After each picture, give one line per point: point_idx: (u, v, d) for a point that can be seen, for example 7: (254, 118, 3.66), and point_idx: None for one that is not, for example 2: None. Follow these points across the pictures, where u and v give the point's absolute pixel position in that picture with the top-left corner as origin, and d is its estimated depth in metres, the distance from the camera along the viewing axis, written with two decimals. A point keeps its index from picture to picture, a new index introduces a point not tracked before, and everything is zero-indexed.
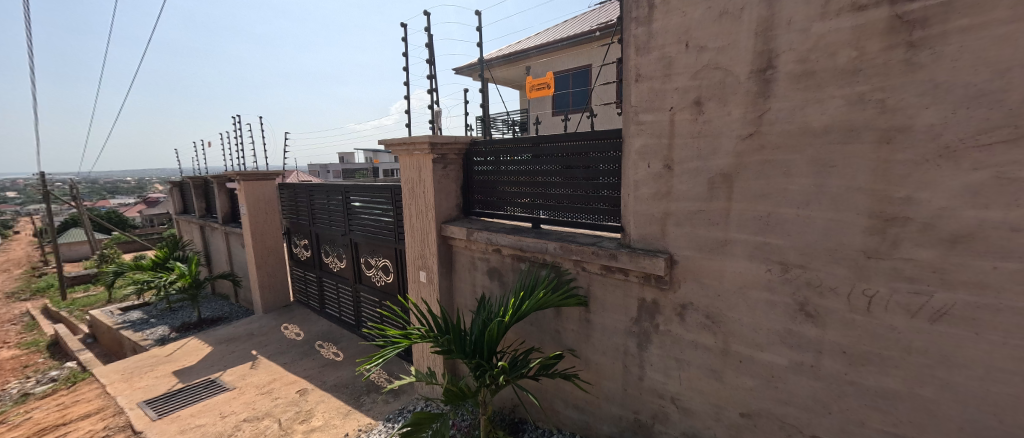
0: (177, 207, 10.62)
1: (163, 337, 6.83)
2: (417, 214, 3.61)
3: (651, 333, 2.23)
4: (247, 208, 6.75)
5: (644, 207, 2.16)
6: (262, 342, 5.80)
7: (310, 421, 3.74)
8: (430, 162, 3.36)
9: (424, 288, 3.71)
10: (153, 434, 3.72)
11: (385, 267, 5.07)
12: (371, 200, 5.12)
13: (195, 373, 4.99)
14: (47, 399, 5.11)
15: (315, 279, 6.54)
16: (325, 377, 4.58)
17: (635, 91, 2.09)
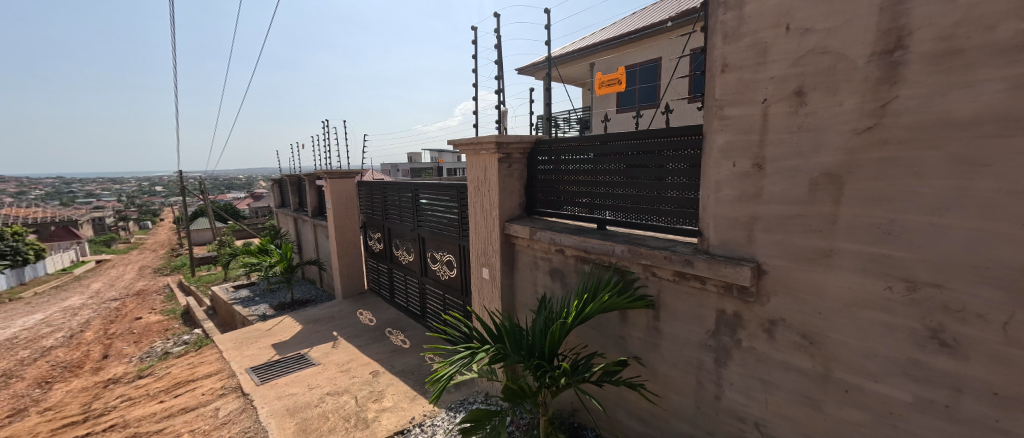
0: (276, 201, 12.06)
1: (264, 313, 7.80)
2: (482, 212, 3.69)
3: (732, 349, 2.05)
4: (332, 203, 7.45)
5: (725, 211, 1.99)
6: (342, 325, 6.36)
7: (382, 402, 4.01)
8: (495, 161, 3.41)
9: (486, 285, 3.79)
10: (257, 397, 4.25)
11: (449, 262, 5.27)
12: (438, 197, 5.35)
13: (289, 347, 5.62)
14: (179, 359, 6.11)
15: (386, 270, 7.00)
16: (395, 362, 4.90)
17: (721, 82, 1.92)
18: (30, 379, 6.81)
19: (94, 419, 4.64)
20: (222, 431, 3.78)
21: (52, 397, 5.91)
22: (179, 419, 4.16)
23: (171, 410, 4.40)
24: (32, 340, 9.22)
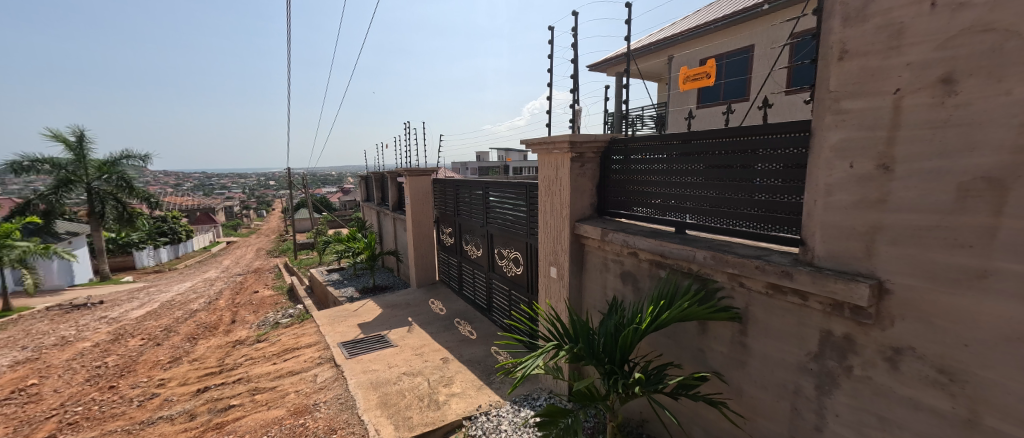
0: (363, 195, 13.24)
1: (351, 296, 8.64)
2: (552, 211, 3.69)
3: (839, 376, 1.80)
4: (410, 198, 7.97)
5: (835, 218, 1.76)
6: (416, 311, 6.80)
7: (452, 387, 4.21)
8: (568, 161, 3.37)
9: (554, 284, 3.78)
10: (347, 368, 4.72)
11: (516, 259, 5.34)
12: (508, 196, 5.44)
13: (372, 327, 6.16)
14: (285, 329, 7.04)
15: (456, 263, 7.31)
16: (463, 351, 5.11)
17: (837, 72, 1.69)
18: (181, 333, 8.34)
19: (223, 372, 5.53)
20: (318, 396, 4.27)
21: (195, 349, 7.17)
22: (286, 380, 4.79)
23: (280, 372, 5.07)
24: (182, 303, 11.28)
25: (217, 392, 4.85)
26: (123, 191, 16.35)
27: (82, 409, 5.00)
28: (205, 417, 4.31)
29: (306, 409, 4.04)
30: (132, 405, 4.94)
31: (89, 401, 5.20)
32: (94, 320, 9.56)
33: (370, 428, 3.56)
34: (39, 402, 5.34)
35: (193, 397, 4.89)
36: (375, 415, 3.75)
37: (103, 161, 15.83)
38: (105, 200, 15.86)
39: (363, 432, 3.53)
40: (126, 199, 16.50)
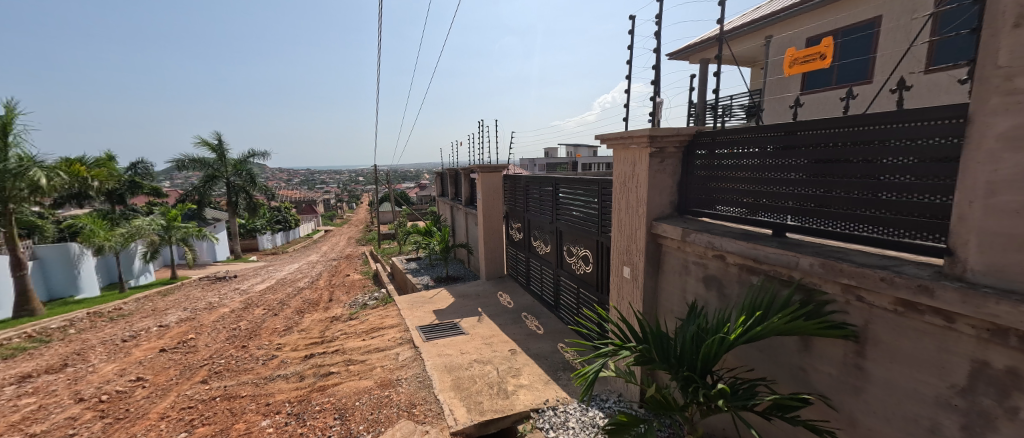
0: (438, 190, 13.95)
1: (427, 284, 9.18)
2: (626, 209, 3.54)
3: (995, 417, 1.48)
4: (482, 194, 8.19)
5: (998, 225, 1.45)
6: (485, 303, 7.01)
7: (520, 378, 4.27)
8: (647, 156, 3.19)
9: (627, 285, 3.62)
10: (424, 351, 5.04)
11: (586, 257, 5.22)
12: (578, 193, 5.34)
13: (447, 314, 6.49)
14: (373, 310, 7.71)
15: (524, 259, 7.38)
16: (530, 345, 5.15)
17: (1008, 45, 1.38)
18: (292, 306, 9.55)
19: (324, 343, 6.22)
20: (400, 373, 4.61)
21: (302, 320, 8.15)
22: (374, 355, 5.25)
23: (368, 347, 5.56)
24: (291, 281, 12.93)
25: (320, 359, 5.46)
26: (251, 186, 19.18)
27: (224, 361, 5.96)
28: (311, 379, 4.87)
29: (390, 383, 4.39)
30: (259, 361, 5.77)
31: (230, 355, 6.19)
32: (229, 291, 11.37)
33: (445, 408, 3.77)
34: (194, 352, 6.47)
35: (302, 361, 5.57)
36: (450, 396, 3.96)
37: (237, 160, 18.64)
38: (239, 193, 18.75)
39: (439, 411, 3.74)
40: (253, 192, 19.37)
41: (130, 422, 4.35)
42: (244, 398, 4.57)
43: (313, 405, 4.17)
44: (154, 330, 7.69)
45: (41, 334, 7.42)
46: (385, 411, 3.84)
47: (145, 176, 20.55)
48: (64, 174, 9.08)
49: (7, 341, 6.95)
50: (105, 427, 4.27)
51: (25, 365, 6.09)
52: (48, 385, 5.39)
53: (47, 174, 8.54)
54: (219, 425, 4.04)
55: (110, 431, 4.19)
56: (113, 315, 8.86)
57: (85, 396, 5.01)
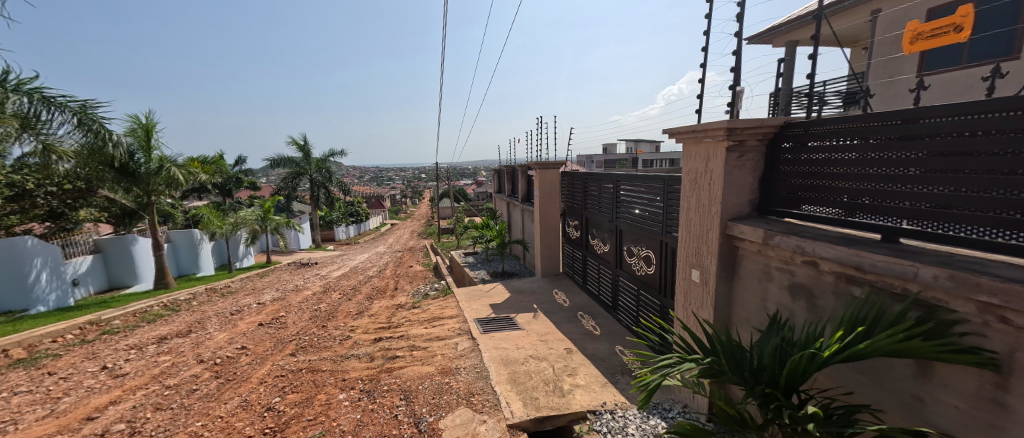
0: (496, 187, 14.13)
1: (484, 278, 9.36)
2: (697, 208, 3.28)
3: None
4: (539, 190, 8.14)
5: None
6: (541, 299, 6.97)
7: (576, 378, 4.18)
8: (723, 151, 2.93)
9: (694, 290, 3.37)
10: (481, 343, 5.14)
11: (648, 258, 4.96)
12: (641, 190, 5.09)
13: (504, 309, 6.56)
14: (434, 300, 8.03)
15: (581, 257, 7.21)
16: (587, 345, 5.02)
17: None
18: (363, 292, 10.26)
19: (391, 328, 6.58)
20: (460, 362, 4.73)
21: (372, 306, 8.72)
22: (435, 343, 5.45)
23: (430, 335, 5.79)
24: (362, 269, 13.89)
25: (388, 343, 5.78)
26: (329, 181, 20.93)
27: (307, 338, 6.54)
28: (380, 360, 5.16)
29: (450, 371, 4.52)
30: (336, 341, 6.25)
31: (313, 333, 6.78)
32: (311, 276, 12.50)
33: (502, 400, 3.80)
34: (283, 328, 7.19)
35: (372, 343, 5.94)
36: (506, 389, 3.99)
37: (318, 158, 20.42)
38: (320, 188, 20.55)
39: (496, 402, 3.78)
40: (331, 188, 21.12)
41: (237, 384, 4.94)
42: (325, 372, 4.98)
43: (381, 384, 4.41)
44: (254, 306, 8.68)
45: (172, 304, 8.69)
46: (446, 397, 3.96)
47: (246, 172, 23.27)
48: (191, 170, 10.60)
49: (148, 308, 8.25)
50: (219, 386, 4.88)
51: (161, 329, 7.18)
52: (178, 347, 6.29)
53: (179, 171, 10.06)
54: (305, 394, 4.44)
55: (222, 390, 4.78)
56: (224, 291, 10.20)
57: (204, 358, 5.78)
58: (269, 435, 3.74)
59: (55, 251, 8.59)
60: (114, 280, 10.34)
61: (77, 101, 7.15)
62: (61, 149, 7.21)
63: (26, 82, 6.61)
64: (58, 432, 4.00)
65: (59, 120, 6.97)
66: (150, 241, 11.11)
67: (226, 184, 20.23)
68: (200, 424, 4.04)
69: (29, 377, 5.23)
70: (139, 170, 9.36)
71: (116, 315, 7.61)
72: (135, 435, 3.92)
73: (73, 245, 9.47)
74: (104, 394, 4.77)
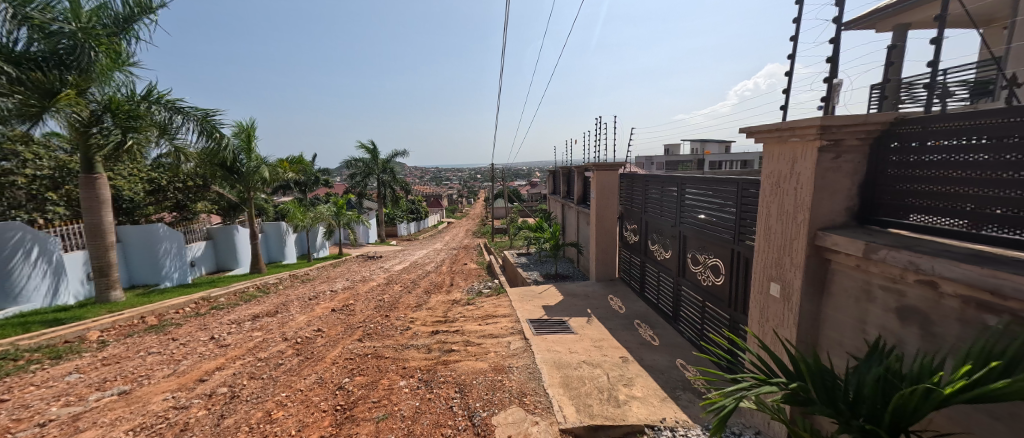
0: (551, 188, 14.00)
1: (537, 279, 9.31)
2: (779, 215, 2.96)
3: None
4: (595, 193, 7.91)
5: None
6: (595, 304, 6.77)
7: (632, 389, 3.97)
8: (814, 151, 2.61)
9: (774, 305, 3.04)
10: (534, 344, 5.10)
11: (715, 267, 4.61)
12: (709, 194, 4.74)
13: (558, 311, 6.46)
14: (489, 298, 8.13)
15: (639, 263, 6.90)
16: (644, 355, 4.77)
17: None
18: (422, 286, 10.68)
19: (447, 322, 6.77)
20: (512, 361, 4.72)
21: (429, 299, 9.06)
22: (489, 340, 5.51)
23: (485, 332, 5.85)
24: (422, 264, 14.49)
25: (445, 336, 5.94)
26: (394, 181, 22.17)
27: (372, 325, 6.94)
28: (437, 352, 5.32)
29: (503, 369, 4.53)
30: (398, 330, 6.55)
31: (377, 322, 7.18)
32: (376, 268, 13.31)
33: (554, 403, 3.72)
34: (352, 315, 7.70)
35: (430, 335, 6.15)
36: (558, 393, 3.91)
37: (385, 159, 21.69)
38: (386, 187, 21.80)
39: (549, 405, 3.71)
40: (396, 187, 22.40)
41: (314, 362, 5.35)
42: (388, 359, 5.23)
43: (438, 376, 4.54)
44: (328, 293, 9.41)
45: (262, 287, 9.70)
46: (499, 394, 3.96)
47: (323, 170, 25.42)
48: (280, 170, 11.72)
49: (244, 288, 9.29)
50: (300, 362, 5.33)
51: (255, 308, 8.03)
52: (267, 325, 6.98)
53: (270, 170, 11.15)
54: (371, 378, 4.69)
55: (302, 366, 5.21)
56: (302, 278, 11.18)
57: (288, 337, 6.36)
58: (340, 411, 3.99)
59: (179, 238, 9.97)
60: (220, 263, 11.80)
61: (200, 109, 8.17)
62: (188, 151, 8.22)
63: (164, 95, 7.70)
64: (179, 389, 4.61)
65: (186, 126, 8.04)
66: (248, 230, 12.39)
67: (307, 182, 22.24)
68: (285, 395, 4.42)
69: (158, 340, 6.11)
70: (242, 169, 10.64)
71: (221, 293, 8.65)
72: (235, 398, 4.39)
73: (192, 232, 10.96)
74: (211, 360, 5.41)
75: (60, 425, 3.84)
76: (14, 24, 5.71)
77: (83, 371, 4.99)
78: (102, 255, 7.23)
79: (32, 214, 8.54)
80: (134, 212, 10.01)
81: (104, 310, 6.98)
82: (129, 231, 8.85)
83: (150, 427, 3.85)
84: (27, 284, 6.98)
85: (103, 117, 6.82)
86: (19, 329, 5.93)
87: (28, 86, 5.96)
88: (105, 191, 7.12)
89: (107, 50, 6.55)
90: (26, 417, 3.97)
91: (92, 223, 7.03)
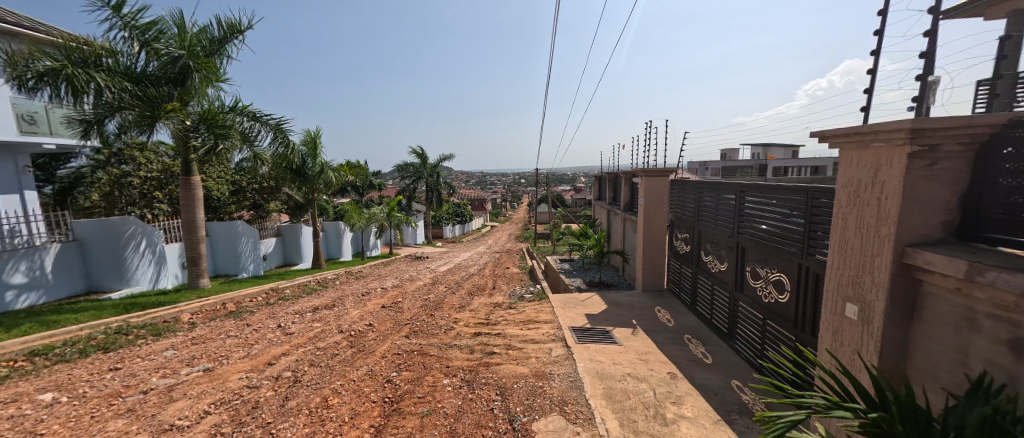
0: (596, 194, 13.70)
1: (580, 286, 9.13)
2: (859, 228, 2.65)
3: None
4: (643, 200, 7.62)
5: None
6: (641, 315, 6.49)
7: (681, 408, 3.74)
8: (901, 157, 2.32)
9: (849, 328, 2.73)
10: (576, 352, 4.98)
11: (779, 283, 4.24)
12: (772, 203, 4.38)
13: (601, 320, 6.27)
14: (531, 303, 8.07)
15: (690, 275, 6.54)
16: (694, 373, 4.48)
17: None
18: (465, 287, 10.85)
19: (490, 325, 6.79)
20: (553, 368, 4.63)
21: (472, 301, 9.17)
22: (530, 345, 5.45)
23: (526, 337, 5.80)
24: (465, 266, 14.75)
25: (487, 339, 5.96)
26: (441, 185, 22.84)
27: (418, 323, 7.13)
28: (480, 354, 5.34)
29: (544, 375, 4.45)
30: (442, 330, 6.68)
31: (423, 320, 7.38)
32: (422, 268, 13.74)
33: (596, 415, 3.59)
34: (400, 312, 7.98)
35: (472, 336, 6.20)
36: (601, 404, 3.77)
37: (433, 164, 22.42)
38: (433, 190, 22.51)
39: (591, 416, 3.58)
40: (443, 190, 23.04)
41: (365, 355, 5.59)
42: (432, 357, 5.34)
43: (480, 377, 4.55)
44: (378, 291, 9.82)
45: (322, 281, 10.35)
46: (540, 400, 3.89)
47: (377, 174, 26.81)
48: (340, 173, 12.49)
49: (306, 282, 9.96)
50: (353, 354, 5.59)
51: (314, 300, 8.57)
52: (325, 317, 7.41)
53: (332, 173, 11.91)
54: (416, 373, 4.81)
55: (355, 358, 5.46)
56: (356, 275, 11.79)
57: (343, 330, 6.69)
58: (388, 403, 4.12)
59: (257, 234, 10.83)
60: (287, 258, 12.77)
61: (274, 118, 8.92)
62: (264, 156, 9.01)
63: (246, 106, 8.50)
64: (252, 369, 5.01)
65: (263, 134, 8.81)
66: (311, 228, 13.32)
67: (362, 185, 23.55)
68: (339, 383, 4.65)
69: (235, 325, 6.70)
70: (308, 172, 11.45)
71: (287, 286, 9.35)
72: (297, 382, 4.68)
73: (265, 229, 11.98)
74: (278, 346, 5.83)
75: (158, 394, 4.30)
76: (138, 49, 6.88)
77: (177, 348, 5.59)
78: (194, 248, 8.07)
79: (143, 210, 9.77)
80: (219, 210, 11.18)
81: (195, 296, 7.80)
82: (215, 226, 9.96)
83: (228, 402, 4.20)
84: (136, 270, 7.95)
85: (199, 127, 7.67)
86: (128, 309, 6.78)
87: (144, 100, 6.82)
88: (198, 191, 7.93)
89: (207, 67, 7.30)
90: (132, 384, 4.51)
91: (187, 219, 7.88)
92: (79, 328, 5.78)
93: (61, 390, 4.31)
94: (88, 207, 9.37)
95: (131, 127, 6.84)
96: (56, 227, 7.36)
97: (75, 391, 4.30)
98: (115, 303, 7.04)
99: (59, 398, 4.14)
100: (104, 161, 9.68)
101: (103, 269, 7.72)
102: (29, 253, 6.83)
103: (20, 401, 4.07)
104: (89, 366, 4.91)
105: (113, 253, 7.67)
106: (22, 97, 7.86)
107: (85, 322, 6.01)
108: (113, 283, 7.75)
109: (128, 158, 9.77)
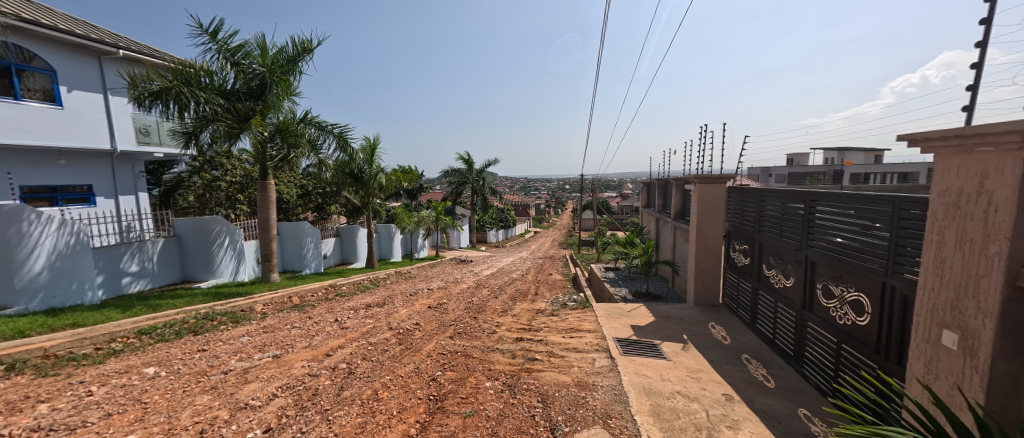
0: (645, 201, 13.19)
1: (626, 296, 8.81)
2: (960, 244, 2.30)
3: None
4: (697, 207, 7.21)
5: None
6: (692, 330, 6.11)
7: (738, 433, 3.44)
8: (1016, 163, 2.00)
9: (947, 361, 2.36)
10: (621, 364, 4.78)
11: (858, 304, 3.80)
12: (849, 214, 3.94)
13: (648, 333, 5.99)
14: (573, 311, 7.91)
15: (750, 290, 6.07)
16: (754, 397, 4.12)
17: None
18: (508, 292, 10.87)
19: (532, 331, 6.73)
20: (597, 378, 4.48)
21: (515, 306, 9.15)
22: (574, 354, 5.32)
23: (569, 345, 5.67)
24: (508, 271, 14.80)
25: (529, 344, 5.90)
26: (487, 191, 23.19)
27: (462, 325, 7.23)
28: (522, 359, 5.29)
29: (587, 385, 4.32)
30: (485, 333, 6.71)
31: (466, 322, 7.47)
32: (467, 271, 13.98)
33: (642, 432, 3.41)
34: (445, 313, 8.13)
35: (515, 341, 6.18)
36: (647, 421, 3.58)
37: (478, 170, 22.84)
38: (478, 195, 22.88)
39: (637, 432, 3.41)
40: (488, 195, 23.35)
41: (412, 353, 5.75)
42: (475, 359, 5.39)
43: (522, 382, 4.50)
44: (425, 291, 10.10)
45: (374, 280, 10.84)
46: (583, 411, 3.77)
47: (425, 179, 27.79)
48: (393, 178, 13.06)
49: (360, 280, 10.49)
50: (401, 351, 5.77)
51: (366, 298, 8.98)
52: (376, 314, 7.73)
53: (386, 178, 12.48)
54: (460, 374, 4.86)
55: (403, 354, 5.64)
56: (404, 275, 12.23)
57: (392, 327, 6.94)
58: (433, 401, 4.18)
59: (319, 234, 11.59)
60: (344, 257, 13.55)
61: (338, 128, 9.51)
62: (328, 163, 9.63)
63: (314, 116, 9.16)
64: (313, 358, 5.34)
65: (328, 142, 9.44)
66: (366, 230, 14.02)
67: (412, 189, 24.49)
68: (388, 378, 4.81)
69: (298, 317, 7.17)
70: (365, 177, 12.10)
71: (344, 283, 9.90)
72: (352, 374, 4.90)
73: (326, 229, 12.80)
74: (336, 339, 6.16)
75: (236, 374, 4.70)
76: (228, 68, 7.65)
77: (251, 335, 6.09)
78: (267, 244, 8.77)
79: (228, 210, 10.89)
80: (287, 211, 12.12)
81: (266, 288, 8.49)
82: (284, 226, 10.81)
83: (293, 387, 4.49)
84: (220, 263, 8.79)
85: (275, 137, 8.34)
86: (213, 297, 7.50)
87: (232, 113, 7.59)
88: (271, 194, 8.59)
89: (284, 84, 7.97)
90: (216, 364, 4.96)
91: (263, 219, 8.55)
92: (175, 312, 6.50)
93: (161, 365, 4.85)
94: (185, 207, 10.54)
95: (220, 138, 7.67)
96: (160, 224, 8.30)
97: (171, 366, 4.82)
98: (203, 292, 7.84)
99: (159, 372, 4.66)
100: (200, 167, 10.87)
101: (195, 261, 8.60)
102: (140, 246, 7.78)
103: (130, 372, 4.62)
104: (182, 345, 5.48)
105: (203, 247, 8.55)
106: (139, 111, 9.05)
107: (179, 308, 6.73)
108: (202, 274, 8.63)
109: (218, 164, 10.86)
